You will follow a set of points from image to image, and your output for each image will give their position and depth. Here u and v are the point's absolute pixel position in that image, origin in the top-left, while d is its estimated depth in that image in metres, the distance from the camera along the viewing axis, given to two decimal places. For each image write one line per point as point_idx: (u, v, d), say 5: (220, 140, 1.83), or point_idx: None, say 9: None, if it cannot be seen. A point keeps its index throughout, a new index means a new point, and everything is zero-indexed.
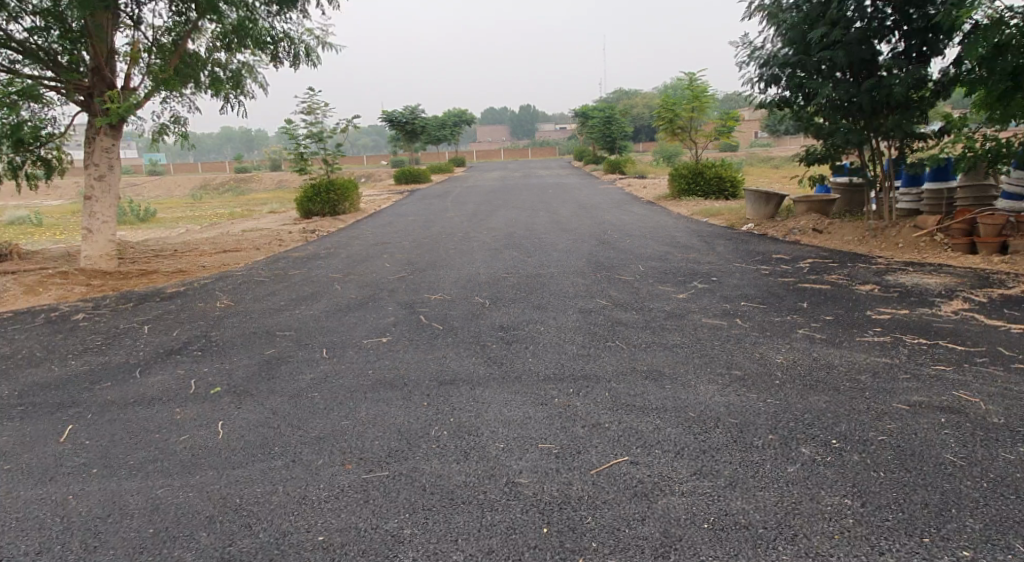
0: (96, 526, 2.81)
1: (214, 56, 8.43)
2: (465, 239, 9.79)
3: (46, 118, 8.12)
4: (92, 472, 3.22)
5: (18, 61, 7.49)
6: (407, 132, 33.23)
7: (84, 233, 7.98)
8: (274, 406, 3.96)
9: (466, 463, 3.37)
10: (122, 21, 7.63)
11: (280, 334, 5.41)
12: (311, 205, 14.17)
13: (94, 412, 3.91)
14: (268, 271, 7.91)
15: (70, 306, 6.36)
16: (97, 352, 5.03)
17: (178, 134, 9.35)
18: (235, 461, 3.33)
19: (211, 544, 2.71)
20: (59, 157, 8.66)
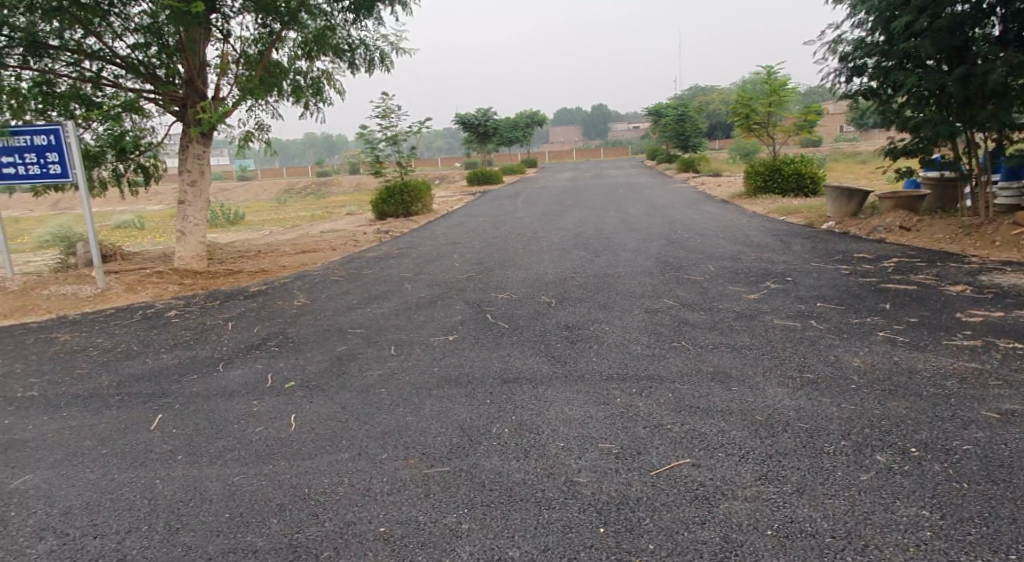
0: (180, 508, 2.99)
1: (295, 65, 8.85)
2: (533, 239, 9.84)
3: (145, 128, 8.76)
4: (178, 458, 3.45)
5: (121, 76, 8.09)
6: (480, 134, 33.67)
7: (178, 235, 8.57)
8: (343, 401, 4.14)
9: (525, 460, 3.40)
10: (213, 35, 8.12)
11: (352, 332, 5.62)
12: (385, 206, 14.68)
13: (181, 403, 4.19)
14: (343, 271, 8.24)
15: (165, 303, 6.84)
16: (186, 347, 5.39)
17: (262, 141, 9.87)
18: (306, 452, 3.49)
19: (281, 530, 2.85)
20: (156, 164, 9.32)
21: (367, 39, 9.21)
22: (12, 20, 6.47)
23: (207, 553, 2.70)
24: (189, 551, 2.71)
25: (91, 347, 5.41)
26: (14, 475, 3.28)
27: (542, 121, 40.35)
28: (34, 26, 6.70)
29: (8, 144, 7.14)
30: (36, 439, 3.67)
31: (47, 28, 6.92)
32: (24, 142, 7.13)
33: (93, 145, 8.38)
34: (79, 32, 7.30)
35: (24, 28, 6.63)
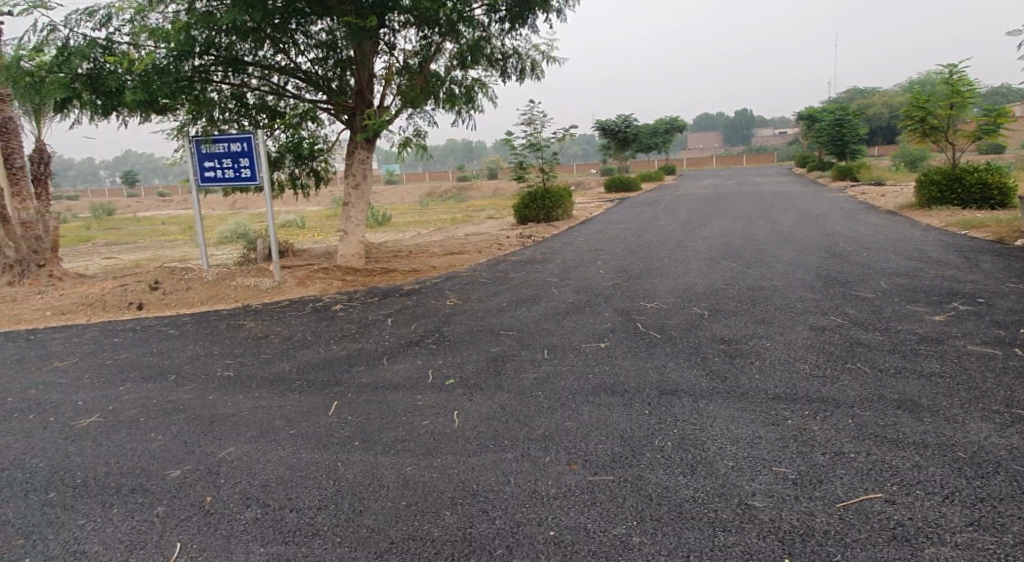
0: (360, 493, 3.11)
1: (452, 74, 9.24)
2: (678, 248, 9.56)
3: (318, 135, 9.56)
4: (355, 444, 3.66)
5: (300, 88, 8.88)
6: (619, 140, 33.34)
7: (342, 234, 9.25)
8: (502, 401, 4.21)
9: (693, 477, 3.26)
10: (380, 48, 8.69)
11: (504, 334, 5.74)
12: (526, 211, 15.05)
13: (354, 392, 4.48)
14: (490, 273, 8.46)
15: (332, 297, 7.39)
16: (353, 339, 5.77)
17: (417, 146, 10.41)
18: (471, 449, 3.56)
19: (455, 522, 2.88)
20: (325, 168, 10.14)
21: (520, 47, 9.41)
22: (218, 42, 7.32)
23: (389, 537, 2.78)
24: (373, 534, 2.79)
25: (272, 334, 5.95)
26: (219, 445, 3.63)
27: (681, 126, 39.21)
28: (234, 46, 7.53)
29: (210, 150, 8.10)
30: (235, 415, 4.07)
31: (245, 48, 7.75)
32: (223, 148, 8.04)
33: (274, 150, 9.29)
34: (269, 50, 8.10)
35: (227, 48, 7.47)
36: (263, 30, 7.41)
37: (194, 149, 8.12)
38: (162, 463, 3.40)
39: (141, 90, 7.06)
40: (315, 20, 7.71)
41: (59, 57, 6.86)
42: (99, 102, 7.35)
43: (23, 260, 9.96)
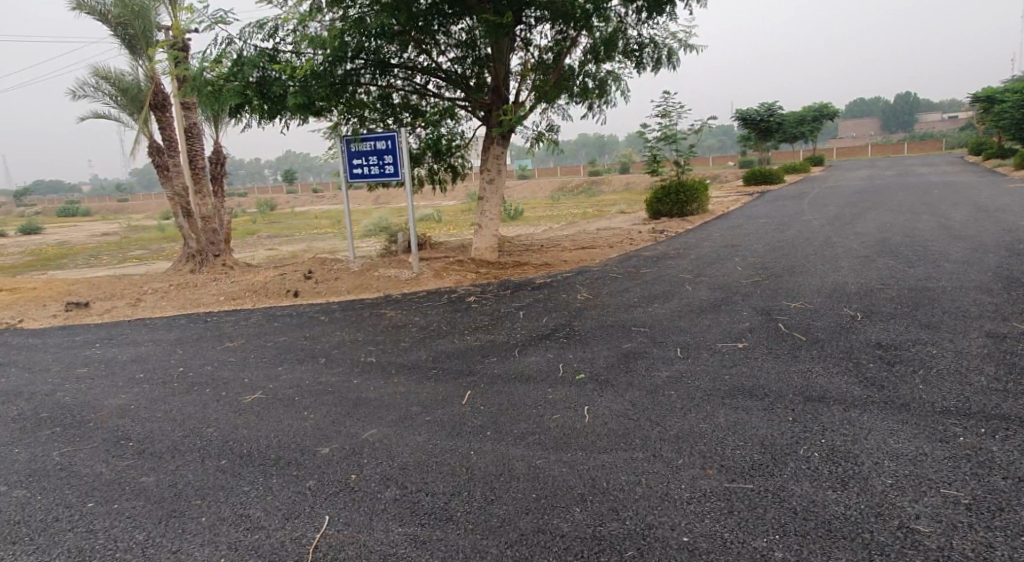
0: (491, 482, 3.18)
1: (586, 67, 9.20)
2: (827, 244, 8.86)
3: (456, 132, 9.94)
4: (487, 433, 3.76)
5: (440, 86, 9.27)
6: (761, 130, 31.51)
7: (476, 228, 9.54)
8: (633, 398, 4.13)
9: (844, 493, 3.00)
10: (516, 45, 8.84)
11: (635, 330, 5.63)
12: (659, 205, 14.77)
13: (486, 383, 4.60)
14: (621, 268, 8.34)
15: (466, 289, 7.65)
16: (485, 331, 5.94)
17: (549, 141, 10.49)
18: (601, 446, 3.52)
19: (585, 520, 2.85)
20: (462, 164, 10.52)
21: (656, 36, 9.16)
22: (368, 46, 7.81)
23: (519, 528, 2.80)
24: (504, 524, 2.83)
25: (411, 324, 6.27)
26: (364, 427, 3.88)
27: (831, 113, 36.29)
28: (382, 49, 8.02)
29: (358, 149, 8.68)
30: (377, 399, 4.34)
31: (391, 50, 8.22)
32: (370, 147, 8.59)
33: (416, 147, 9.79)
34: (413, 51, 8.53)
35: (375, 52, 7.96)
36: (407, 32, 7.81)
37: (345, 148, 8.74)
38: (313, 440, 3.70)
39: (301, 95, 7.73)
40: (456, 21, 7.99)
41: (235, 67, 7.67)
42: (266, 106, 8.14)
43: (204, 250, 11.32)
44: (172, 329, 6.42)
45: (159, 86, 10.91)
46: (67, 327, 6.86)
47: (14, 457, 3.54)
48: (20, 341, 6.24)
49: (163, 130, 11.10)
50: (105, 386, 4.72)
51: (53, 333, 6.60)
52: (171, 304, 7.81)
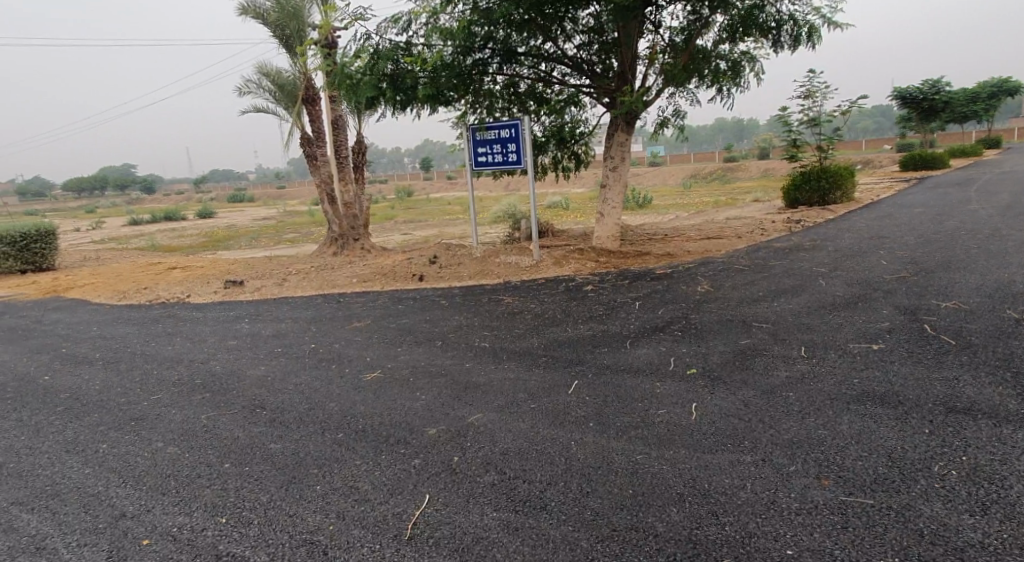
0: (588, 474, 3.19)
1: (719, 48, 8.79)
2: (995, 237, 7.83)
3: (580, 119, 9.90)
4: (589, 424, 3.76)
5: (566, 73, 9.27)
6: (924, 109, 28.31)
7: (598, 216, 9.47)
8: (747, 398, 3.94)
9: (984, 519, 2.68)
10: (646, 28, 8.62)
11: (757, 326, 5.34)
12: (797, 193, 13.84)
13: (593, 373, 4.60)
14: (748, 260, 7.92)
15: (583, 278, 7.64)
16: (599, 320, 5.91)
17: (677, 126, 10.14)
18: (707, 445, 3.40)
19: (682, 521, 2.78)
20: (585, 151, 10.47)
21: (799, 12, 8.54)
22: (495, 36, 7.95)
23: (612, 523, 2.79)
24: (597, 518, 2.82)
25: (526, 311, 6.37)
26: (471, 410, 4.03)
27: (1014, 87, 31.83)
28: (509, 38, 8.15)
29: (483, 137, 8.91)
30: (487, 383, 4.49)
31: (518, 39, 8.34)
32: (494, 135, 8.79)
33: (540, 135, 9.89)
34: (539, 39, 8.58)
35: (502, 41, 8.11)
36: (534, 20, 7.86)
37: (470, 138, 9.01)
38: (423, 420, 3.90)
39: (431, 86, 8.07)
40: (583, 6, 7.92)
41: (372, 61, 8.14)
42: (399, 98, 8.58)
43: (345, 235, 12.23)
44: (309, 308, 7.01)
45: (310, 82, 11.85)
46: (226, 302, 7.71)
47: (173, 417, 4.07)
48: (187, 314, 7.11)
49: (313, 123, 12.05)
50: (249, 358, 5.26)
51: (213, 307, 7.44)
52: (312, 284, 8.50)
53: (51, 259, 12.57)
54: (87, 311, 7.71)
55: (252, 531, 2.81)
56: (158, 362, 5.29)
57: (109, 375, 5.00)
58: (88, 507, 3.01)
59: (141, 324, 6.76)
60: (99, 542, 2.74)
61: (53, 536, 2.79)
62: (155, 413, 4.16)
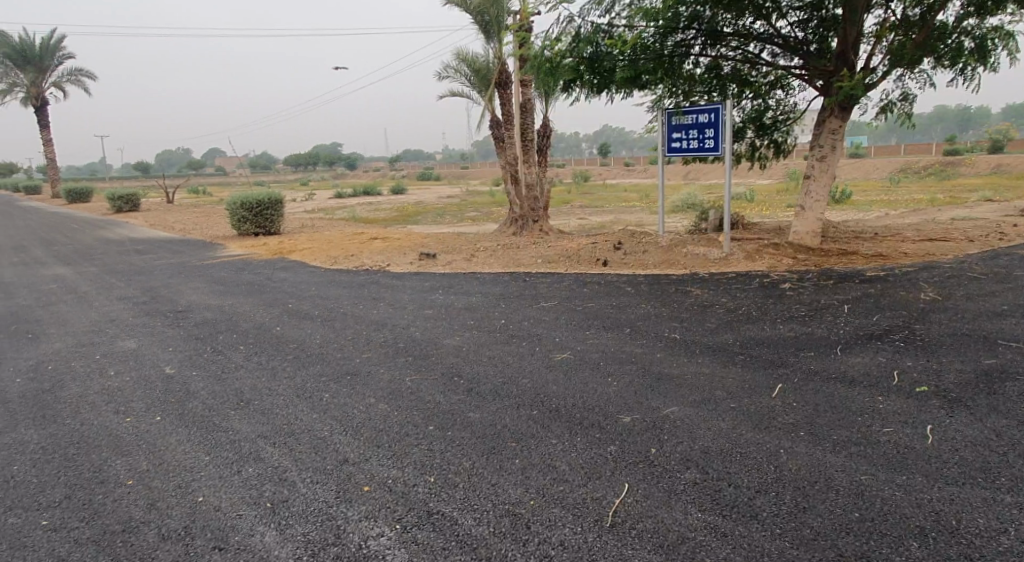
0: (804, 488, 2.92)
1: (966, 23, 7.61)
2: None
3: (785, 103, 9.17)
4: (800, 433, 3.45)
5: (774, 54, 8.62)
6: None
7: (798, 210, 8.72)
8: (997, 428, 3.37)
9: None
10: (876, 2, 7.71)
11: (1003, 344, 4.56)
12: None
13: (800, 378, 4.22)
14: (985, 267, 6.82)
15: (779, 275, 7.08)
16: (802, 321, 5.43)
17: (901, 113, 8.98)
18: (949, 476, 2.96)
19: (924, 558, 2.43)
20: (787, 139, 9.68)
21: None
22: (702, 15, 7.59)
23: (837, 547, 2.52)
24: (819, 538, 2.57)
25: (717, 305, 6.04)
26: (666, 403, 3.89)
27: None
28: (717, 17, 7.74)
29: (679, 122, 8.58)
30: (681, 376, 4.31)
31: (726, 18, 7.88)
32: (691, 120, 8.43)
33: (738, 120, 9.33)
34: (749, 18, 8.04)
35: (709, 21, 7.72)
36: None
37: (665, 123, 8.74)
38: (615, 407, 3.84)
39: (630, 68, 7.91)
40: None
41: (573, 44, 8.16)
42: (596, 80, 8.53)
43: (526, 216, 12.58)
44: (496, 285, 7.26)
45: (504, 66, 12.21)
46: (420, 273, 8.25)
47: (383, 376, 4.41)
48: (387, 282, 7.71)
49: (502, 106, 12.42)
50: (445, 328, 5.56)
51: (409, 277, 7.99)
52: (496, 262, 8.79)
53: (277, 225, 14.31)
54: (305, 273, 8.68)
55: (458, 494, 2.92)
56: (369, 324, 5.78)
57: (329, 332, 5.56)
58: (318, 449, 3.34)
59: (350, 288, 7.44)
60: (329, 482, 3.00)
61: (291, 470, 3.11)
62: (366, 370, 4.54)
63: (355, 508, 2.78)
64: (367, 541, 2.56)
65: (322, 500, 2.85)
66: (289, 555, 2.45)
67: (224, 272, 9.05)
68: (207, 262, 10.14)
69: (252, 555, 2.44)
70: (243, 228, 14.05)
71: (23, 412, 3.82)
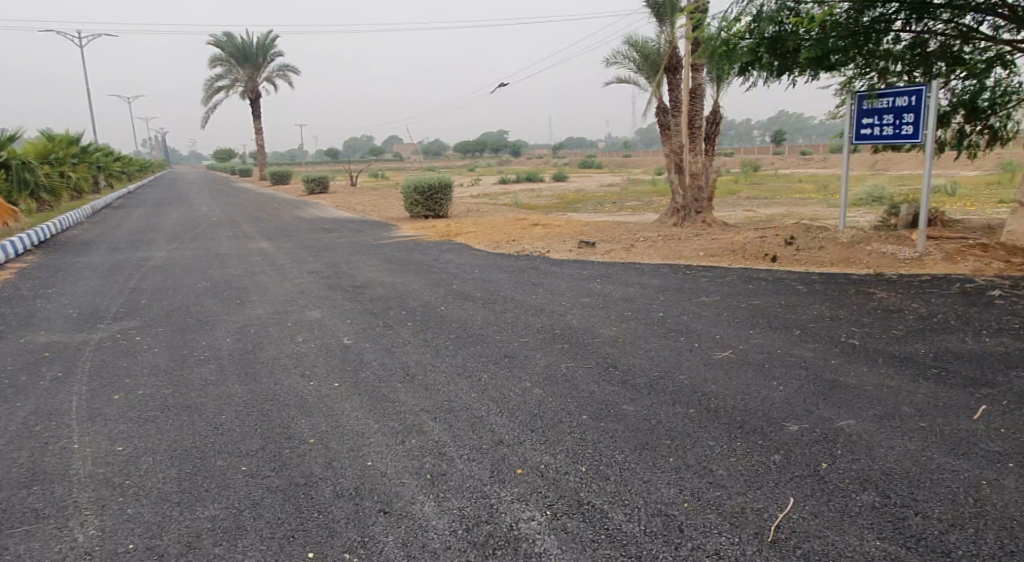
0: (1012, 530, 2.50)
1: None
2: None
3: (1008, 84, 7.88)
4: (1008, 465, 2.96)
5: (997, 27, 7.43)
6: None
7: (1015, 206, 7.46)
8: None
9: None
10: None
11: None
12: None
13: (1010, 401, 3.62)
14: None
15: (987, 280, 6.12)
16: (1016, 335, 4.65)
17: None
18: None
19: None
20: (1007, 125, 8.32)
21: None
22: None
23: None
24: None
25: (906, 310, 5.37)
26: (840, 414, 3.53)
27: None
28: None
29: (872, 106, 7.71)
30: (858, 386, 3.89)
31: None
32: (886, 104, 7.53)
33: (944, 104, 8.19)
34: None
35: None
36: None
37: (854, 107, 7.90)
38: (782, 413, 3.55)
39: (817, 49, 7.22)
40: None
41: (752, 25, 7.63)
42: (776, 64, 7.93)
43: (688, 207, 12.05)
44: (656, 276, 7.06)
45: (676, 51, 11.75)
46: (579, 261, 8.26)
47: (537, 361, 4.48)
48: (546, 268, 7.82)
49: (671, 92, 12.00)
50: (601, 317, 5.52)
51: (568, 265, 8.03)
52: (656, 253, 8.54)
53: (446, 209, 15.10)
54: (470, 255, 9.06)
55: (609, 487, 2.87)
56: (526, 308, 5.90)
57: (488, 314, 5.76)
58: (474, 427, 3.47)
59: (511, 272, 7.65)
60: (484, 460, 3.10)
61: (449, 445, 3.27)
62: (523, 353, 4.65)
63: (507, 488, 2.85)
64: (517, 523, 2.61)
65: (477, 478, 2.95)
66: (445, 527, 2.57)
67: (397, 252, 9.75)
68: (383, 242, 10.98)
69: (413, 522, 2.59)
70: (415, 211, 15.03)
71: (233, 369, 4.39)
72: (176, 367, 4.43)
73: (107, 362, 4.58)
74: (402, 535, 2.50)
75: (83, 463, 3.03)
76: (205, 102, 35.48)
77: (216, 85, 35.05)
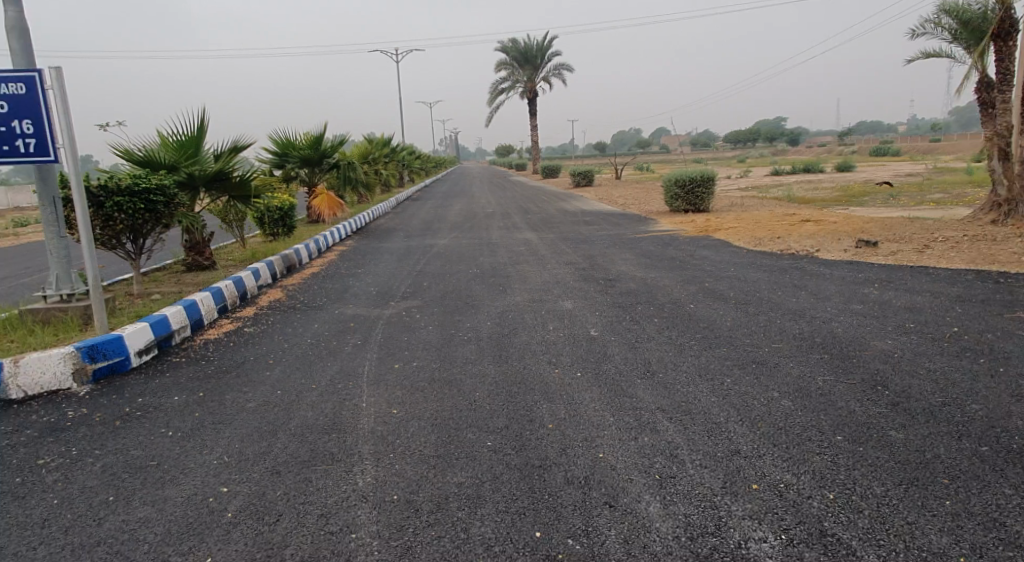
0: None
1: None
2: None
3: None
4: None
5: None
6: None
7: None
8: None
9: None
10: None
11: None
12: None
13: None
14: None
15: None
16: None
17: None
18: None
19: None
20: None
21: None
22: None
23: None
24: None
25: None
26: None
27: None
28: None
29: None
30: None
31: None
32: None
33: None
34: None
35: None
36: None
37: None
38: None
39: None
40: None
41: None
42: None
43: (1014, 199, 9.77)
44: (955, 285, 5.93)
45: (1009, 12, 9.60)
46: (855, 263, 7.31)
47: (789, 370, 4.13)
48: (814, 269, 7.09)
49: (999, 63, 9.87)
50: (875, 328, 4.83)
51: (841, 266, 7.17)
52: (960, 257, 7.16)
53: (707, 202, 14.50)
54: (728, 252, 8.63)
55: (861, 521, 2.55)
56: (783, 312, 5.45)
57: (740, 315, 5.45)
58: (710, 433, 3.33)
59: (772, 272, 7.09)
60: (718, 470, 2.97)
61: (682, 448, 3.20)
62: (774, 361, 4.31)
63: (740, 503, 2.70)
64: (747, 542, 2.46)
65: (708, 486, 2.85)
66: (668, 531, 2.54)
67: (652, 246, 9.72)
68: (639, 236, 11.03)
69: (637, 521, 2.61)
70: (675, 205, 14.77)
71: (489, 351, 4.86)
72: (444, 345, 5.05)
73: (393, 335, 5.42)
74: (624, 532, 2.54)
75: (369, 420, 3.66)
76: (490, 104, 39.15)
77: (501, 88, 38.53)
